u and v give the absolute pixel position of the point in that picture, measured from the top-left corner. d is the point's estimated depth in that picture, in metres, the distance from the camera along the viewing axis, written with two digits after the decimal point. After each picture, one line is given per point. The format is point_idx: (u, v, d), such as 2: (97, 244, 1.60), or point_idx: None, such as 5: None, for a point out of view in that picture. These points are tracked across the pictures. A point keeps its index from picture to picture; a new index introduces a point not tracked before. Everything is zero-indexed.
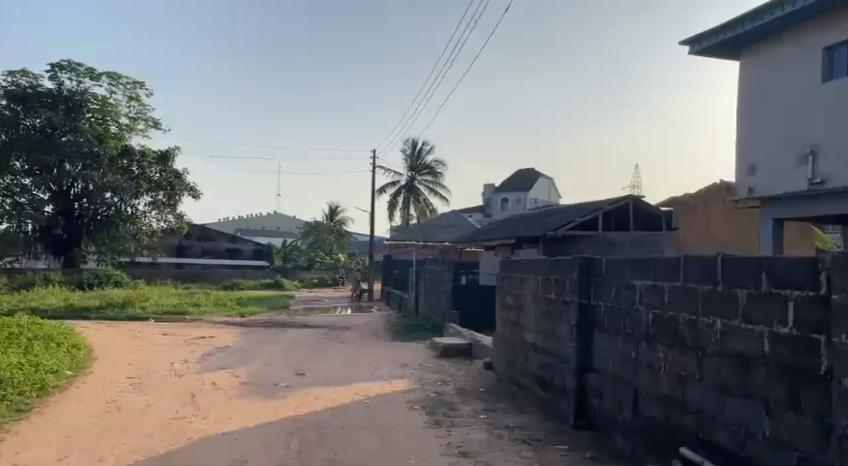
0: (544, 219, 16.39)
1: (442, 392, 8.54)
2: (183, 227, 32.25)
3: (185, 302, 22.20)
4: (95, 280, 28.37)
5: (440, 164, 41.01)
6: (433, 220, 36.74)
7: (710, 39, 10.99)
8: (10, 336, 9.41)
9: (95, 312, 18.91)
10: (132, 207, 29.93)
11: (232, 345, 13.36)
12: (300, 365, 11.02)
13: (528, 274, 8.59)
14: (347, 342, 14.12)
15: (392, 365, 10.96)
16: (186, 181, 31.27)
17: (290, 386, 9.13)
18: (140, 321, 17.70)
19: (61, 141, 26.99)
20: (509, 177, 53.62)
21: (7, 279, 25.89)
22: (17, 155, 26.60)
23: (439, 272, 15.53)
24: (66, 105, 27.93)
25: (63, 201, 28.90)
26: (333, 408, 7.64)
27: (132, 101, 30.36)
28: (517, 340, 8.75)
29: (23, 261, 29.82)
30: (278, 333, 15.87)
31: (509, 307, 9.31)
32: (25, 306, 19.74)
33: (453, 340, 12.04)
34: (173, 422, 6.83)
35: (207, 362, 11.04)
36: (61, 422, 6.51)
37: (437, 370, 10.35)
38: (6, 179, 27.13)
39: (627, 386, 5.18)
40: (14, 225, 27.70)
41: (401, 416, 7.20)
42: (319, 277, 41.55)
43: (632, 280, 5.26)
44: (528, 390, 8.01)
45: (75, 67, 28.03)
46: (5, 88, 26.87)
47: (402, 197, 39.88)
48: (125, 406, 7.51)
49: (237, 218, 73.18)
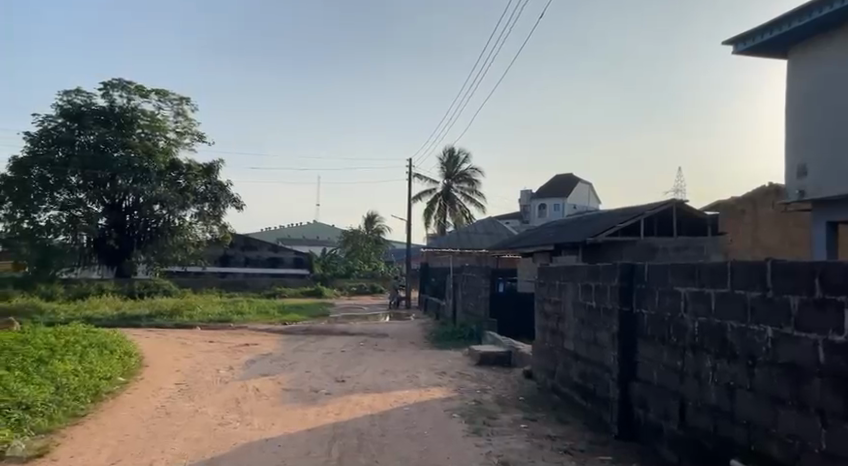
0: (583, 225, 16.20)
1: (481, 401, 8.51)
2: (227, 237, 33.06)
3: (229, 310, 22.74)
4: (144, 289, 29.25)
5: (476, 171, 40.94)
6: (470, 226, 36.63)
7: (771, 31, 10.39)
8: (66, 343, 9.80)
9: (145, 320, 19.52)
10: (180, 218, 30.82)
11: (274, 352, 13.60)
12: (340, 373, 11.15)
13: (567, 281, 8.51)
14: (385, 350, 14.21)
15: (430, 373, 10.98)
16: (230, 193, 32.13)
17: (331, 393, 9.24)
18: (186, 329, 18.17)
19: (113, 158, 27.97)
20: (547, 183, 53.12)
21: (63, 289, 26.96)
22: (72, 171, 27.49)
23: (477, 279, 15.49)
24: (118, 122, 28.90)
25: (115, 214, 29.92)
26: (372, 416, 7.70)
27: (179, 116, 31.26)
28: (556, 348, 8.68)
29: (79, 271, 30.20)
30: (318, 341, 16.08)
31: (548, 315, 9.25)
32: (79, 314, 20.52)
33: (491, 348, 11.97)
34: (218, 428, 6.98)
35: (250, 369, 11.27)
36: (114, 427, 6.72)
37: (475, 378, 10.31)
38: (63, 195, 28.16)
39: (673, 396, 5.10)
40: (70, 237, 28.88)
41: (440, 424, 7.22)
42: (358, 285, 41.90)
43: (676, 286, 5.18)
44: (569, 399, 7.94)
45: (126, 85, 29.08)
46: (61, 107, 28.07)
47: (439, 205, 39.96)
48: (173, 411, 7.72)
49: (278, 228, 74.50)
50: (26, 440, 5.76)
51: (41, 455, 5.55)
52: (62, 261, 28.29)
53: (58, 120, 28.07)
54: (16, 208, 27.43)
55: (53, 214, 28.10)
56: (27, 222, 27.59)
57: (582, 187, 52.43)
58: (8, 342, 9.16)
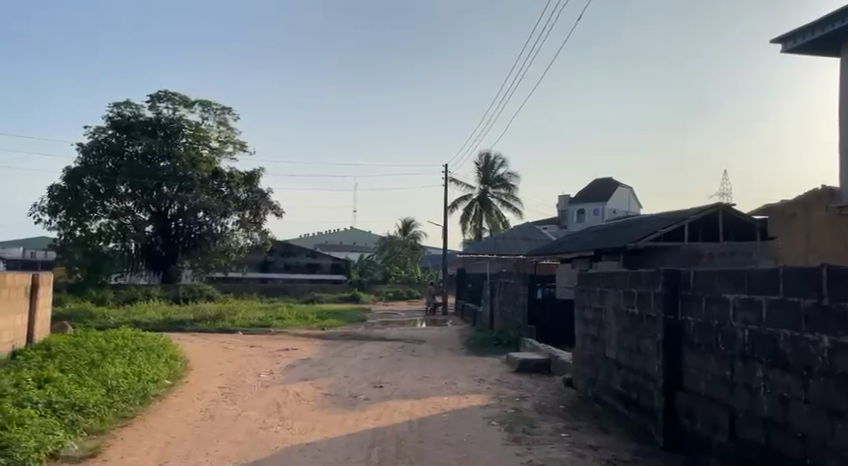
0: (624, 230, 15.93)
1: (520, 409, 8.44)
2: (267, 243, 33.56)
3: (269, 315, 23.10)
4: (189, 294, 29.94)
5: (513, 176, 40.71)
6: (508, 232, 36.38)
7: (822, 28, 10.06)
8: (116, 347, 10.12)
9: (189, 325, 19.99)
10: (222, 225, 31.46)
11: (313, 357, 13.75)
12: (378, 378, 11.21)
13: (609, 287, 8.40)
14: (422, 356, 14.23)
15: (468, 379, 10.94)
16: (271, 200, 32.65)
17: (369, 399, 9.30)
18: (228, 334, 18.53)
19: (159, 167, 28.87)
20: (586, 188, 52.42)
21: (112, 294, 27.89)
22: (122, 181, 28.30)
23: (515, 285, 15.39)
24: (164, 132, 29.72)
25: (161, 222, 30.69)
26: (410, 422, 7.72)
27: (221, 126, 31.97)
28: (597, 356, 8.56)
29: (128, 277, 31.22)
30: (356, 346, 16.20)
31: (589, 322, 9.13)
32: (127, 319, 21.16)
33: (530, 355, 11.86)
34: (260, 431, 7.09)
35: (291, 374, 11.43)
36: (160, 430, 6.89)
37: (514, 385, 10.23)
38: (113, 204, 29.03)
39: (723, 407, 4.98)
40: (120, 244, 29.60)
41: (479, 431, 7.18)
42: (394, 291, 42.05)
43: (723, 293, 5.07)
44: (611, 409, 7.81)
45: (172, 96, 29.92)
46: (111, 119, 29.08)
47: (475, 210, 39.85)
48: (217, 414, 7.88)
49: (315, 235, 75.47)
50: (79, 440, 5.94)
51: (93, 455, 5.73)
52: (111, 268, 29.33)
53: (108, 131, 29.00)
54: (70, 217, 28.25)
55: (103, 222, 28.97)
56: (80, 230, 28.51)
57: (623, 192, 51.53)
58: (62, 345, 9.50)
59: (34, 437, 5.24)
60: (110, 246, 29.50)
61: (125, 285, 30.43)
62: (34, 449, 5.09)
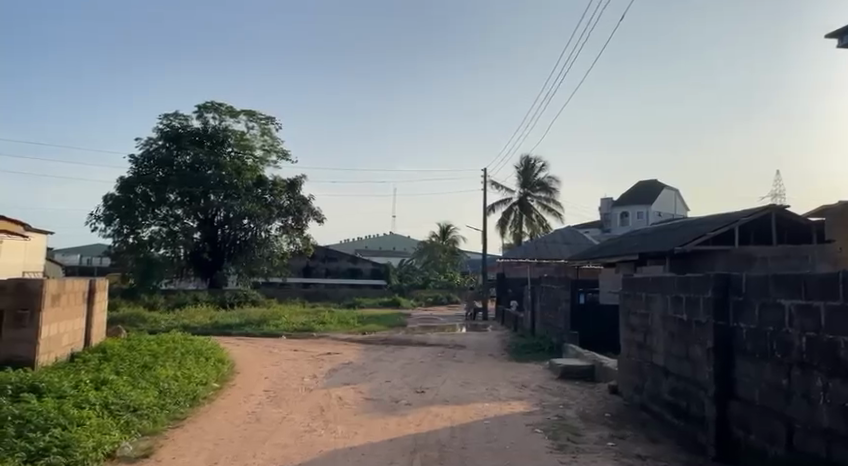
0: (670, 234, 15.59)
1: (564, 416, 8.34)
2: (309, 249, 34.04)
3: (312, 320, 23.43)
4: (235, 299, 30.60)
5: (553, 180, 40.29)
6: (550, 236, 36.00)
7: None
8: (167, 350, 10.41)
9: (235, 329, 20.41)
10: (266, 231, 32.13)
11: (355, 362, 13.88)
12: (420, 383, 11.23)
13: (656, 292, 8.22)
14: (463, 361, 14.20)
15: (509, 386, 10.86)
16: (312, 206, 33.16)
17: (410, 404, 9.33)
18: (272, 338, 18.85)
19: (207, 175, 29.52)
20: (629, 190, 51.50)
21: (164, 300, 28.77)
22: (171, 190, 29.21)
23: (556, 290, 15.21)
24: (210, 142, 30.48)
25: (208, 229, 31.40)
26: (452, 428, 7.71)
27: (265, 134, 32.61)
28: (644, 363, 8.40)
29: (177, 282, 32.10)
30: (397, 351, 16.26)
31: (635, 328, 8.96)
32: (177, 323, 21.76)
33: (573, 361, 11.71)
34: (305, 435, 7.18)
35: (333, 378, 11.55)
36: (209, 432, 7.04)
37: (557, 392, 10.11)
38: (163, 210, 29.91)
39: (779, 417, 4.82)
40: (170, 251, 30.38)
41: (522, 439, 7.11)
42: (434, 295, 42.04)
43: (778, 299, 4.92)
44: (659, 417, 7.63)
45: (218, 107, 30.69)
46: (161, 130, 30.00)
47: (514, 215, 39.62)
48: (263, 417, 8.01)
49: (356, 240, 76.29)
50: (134, 441, 6.12)
51: (147, 456, 5.88)
52: (161, 273, 29.85)
53: (158, 142, 29.88)
54: (124, 225, 29.21)
55: (155, 229, 29.95)
56: (133, 237, 29.56)
57: (668, 194, 50.42)
58: (117, 349, 9.82)
59: (91, 438, 5.41)
60: (160, 252, 30.21)
61: (174, 291, 31.28)
62: (93, 449, 5.27)
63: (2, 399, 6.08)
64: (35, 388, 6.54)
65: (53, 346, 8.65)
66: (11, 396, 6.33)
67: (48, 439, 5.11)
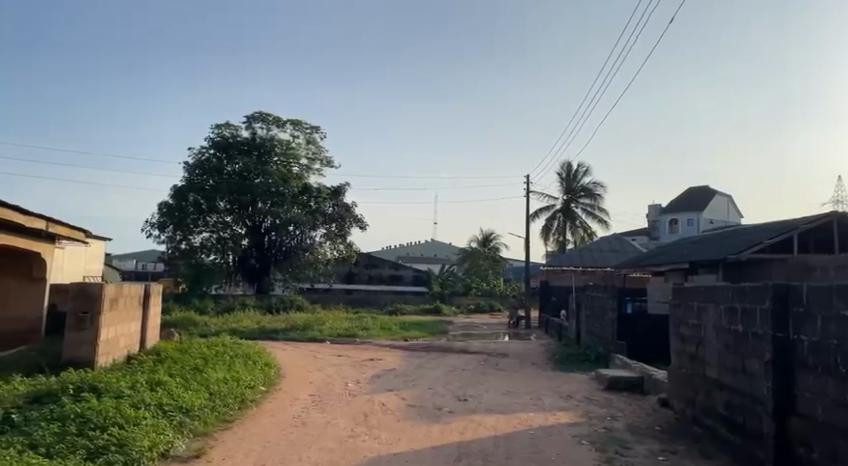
0: (722, 242, 15.12)
1: (612, 428, 8.15)
2: (352, 255, 34.34)
3: (356, 326, 23.57)
4: (281, 304, 31.12)
5: (598, 186, 39.64)
6: (595, 243, 35.35)
7: None
8: (216, 353, 10.67)
9: (281, 334, 20.73)
10: (311, 238, 32.60)
11: (397, 368, 13.91)
12: (462, 391, 11.17)
13: (708, 302, 7.97)
14: (506, 370, 14.06)
15: (554, 396, 10.69)
16: (355, 213, 33.50)
17: (453, 412, 9.28)
18: (316, 343, 19.08)
19: (254, 183, 30.13)
20: (678, 197, 50.24)
21: (213, 304, 29.43)
22: (222, 198, 29.80)
23: (603, 299, 14.89)
24: (258, 151, 31.12)
25: (256, 235, 32.00)
26: (496, 437, 7.63)
27: (310, 143, 33.13)
28: (696, 376, 8.14)
29: (226, 287, 32.85)
30: (439, 358, 16.21)
31: (686, 339, 8.71)
32: (225, 327, 22.22)
33: (621, 372, 11.43)
34: (349, 440, 7.22)
35: (376, 384, 11.60)
36: (256, 434, 7.14)
37: (604, 404, 9.90)
38: (213, 218, 30.62)
39: (845, 435, 4.61)
40: (220, 257, 31.26)
41: (569, 450, 6.98)
42: (476, 303, 41.80)
43: (842, 311, 4.71)
44: (713, 432, 7.39)
45: (265, 117, 31.34)
46: (213, 139, 30.82)
47: (558, 222, 39.18)
48: (308, 421, 8.10)
49: (397, 246, 76.79)
50: (186, 441, 6.27)
51: (198, 456, 6.01)
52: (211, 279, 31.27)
53: (209, 151, 30.73)
54: (176, 232, 30.28)
55: (206, 236, 30.89)
56: (185, 243, 30.68)
57: (720, 200, 48.94)
58: (170, 351, 10.10)
59: (146, 437, 5.56)
60: (210, 257, 31.28)
61: (223, 296, 32.08)
62: (148, 447, 5.42)
63: (63, 398, 6.32)
64: (94, 388, 6.76)
65: (112, 348, 8.96)
66: (72, 395, 6.56)
67: (106, 437, 5.28)
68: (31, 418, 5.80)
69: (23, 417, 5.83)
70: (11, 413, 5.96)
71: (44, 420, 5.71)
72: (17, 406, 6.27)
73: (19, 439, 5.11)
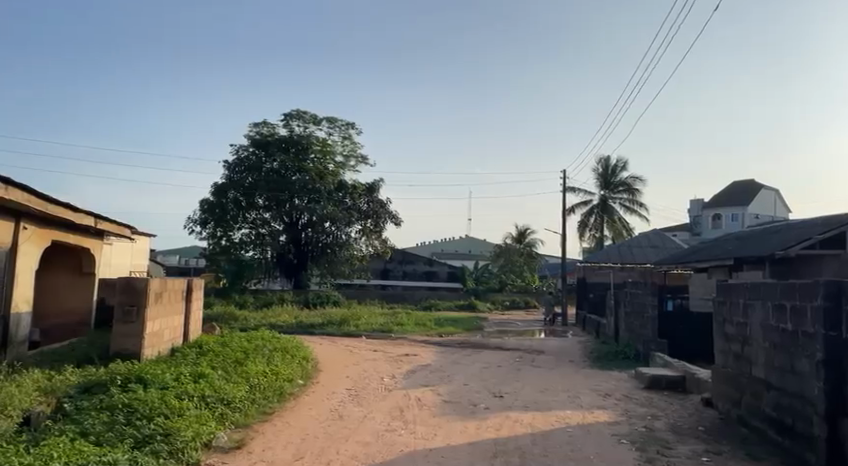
0: (769, 238, 14.62)
1: (653, 428, 7.97)
2: (387, 251, 34.44)
3: (390, 321, 23.66)
4: (317, 300, 31.45)
5: (637, 181, 38.90)
6: (635, 238, 34.68)
7: None
8: (255, 346, 10.83)
9: (318, 328, 20.95)
10: (346, 234, 32.83)
11: (432, 364, 13.90)
12: (499, 388, 11.09)
13: (754, 300, 7.74)
14: (542, 367, 13.90)
15: (593, 394, 10.54)
16: (390, 209, 33.58)
17: (489, 408, 9.23)
18: (352, 338, 19.20)
19: (291, 180, 30.56)
20: (722, 192, 48.95)
21: (252, 299, 29.91)
22: (260, 195, 30.39)
23: (642, 296, 14.59)
24: (296, 148, 31.40)
25: (293, 231, 32.36)
26: (533, 434, 7.52)
27: (346, 140, 33.36)
28: (742, 376, 7.91)
29: (264, 282, 33.34)
30: (474, 354, 16.15)
31: (730, 338, 8.48)
32: (264, 321, 22.62)
33: (663, 371, 11.19)
34: (386, 434, 7.23)
35: (411, 379, 11.61)
36: (295, 426, 7.21)
37: (644, 403, 9.70)
38: (252, 214, 31.34)
39: None
40: (258, 252, 32.06)
41: (608, 449, 6.84)
42: (511, 299, 41.52)
43: None
44: (759, 433, 7.19)
45: (302, 114, 31.69)
46: (252, 137, 31.34)
47: (595, 217, 38.62)
48: (345, 415, 8.14)
49: (432, 242, 76.80)
50: (228, 433, 6.37)
51: (239, 447, 6.08)
52: (251, 274, 31.89)
53: (249, 149, 31.25)
54: (217, 228, 31.06)
55: (245, 232, 31.57)
56: (225, 239, 31.41)
57: (766, 195, 47.47)
58: (212, 345, 10.29)
59: (190, 428, 5.66)
60: (249, 253, 32.00)
61: (262, 291, 32.60)
62: (192, 438, 5.51)
63: (112, 389, 6.49)
64: (140, 379, 6.93)
65: (157, 341, 9.16)
66: (120, 386, 6.73)
67: (153, 427, 5.40)
68: (81, 407, 5.97)
69: (74, 406, 5.99)
70: (63, 402, 6.15)
71: (93, 409, 5.86)
72: (69, 395, 6.47)
73: (70, 428, 5.26)
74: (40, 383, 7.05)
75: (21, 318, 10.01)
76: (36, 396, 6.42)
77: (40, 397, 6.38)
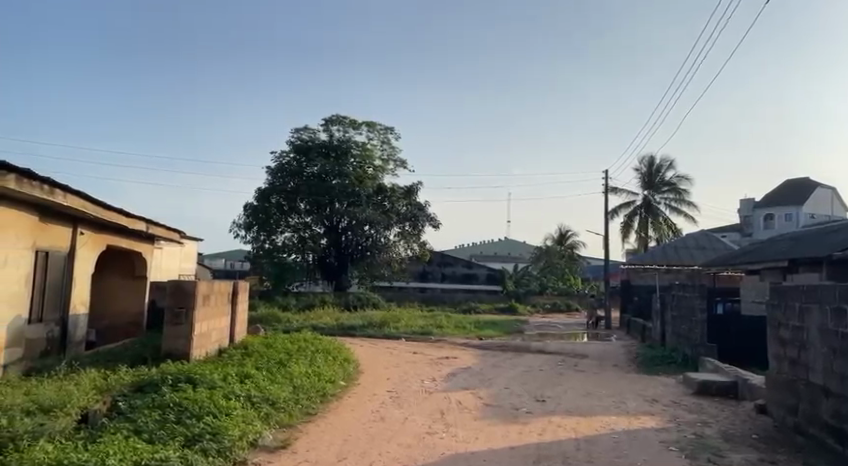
0: (826, 239, 13.97)
1: (703, 435, 7.70)
2: (426, 254, 34.40)
3: (431, 324, 23.61)
4: (358, 302, 31.63)
5: (683, 180, 37.93)
6: (681, 239, 33.77)
7: None
8: (298, 348, 10.93)
9: (359, 330, 21.08)
10: (385, 237, 32.90)
11: (472, 367, 13.79)
12: (541, 392, 10.90)
13: (811, 302, 7.41)
14: (586, 371, 13.63)
15: (639, 399, 10.26)
16: (428, 213, 33.49)
17: (531, 412, 9.08)
18: (392, 340, 19.25)
19: (331, 185, 30.91)
20: (774, 190, 47.31)
21: (294, 301, 30.31)
22: (302, 199, 30.93)
23: (690, 299, 14.16)
24: (335, 153, 31.78)
25: (333, 235, 32.68)
26: (577, 440, 7.35)
27: (385, 144, 33.52)
28: (798, 382, 7.58)
29: (306, 285, 33.73)
30: (515, 358, 15.97)
31: (786, 342, 8.13)
32: (307, 323, 22.87)
33: (713, 376, 10.82)
34: (427, 437, 7.17)
35: (452, 382, 11.53)
36: (338, 428, 7.21)
37: (694, 409, 9.39)
38: (294, 219, 31.80)
39: None
40: (300, 256, 32.34)
41: (657, 456, 6.65)
42: (552, 302, 40.99)
43: None
44: (817, 442, 6.86)
45: (342, 120, 31.98)
46: (293, 143, 31.82)
47: (639, 218, 37.83)
48: (386, 417, 8.12)
49: (471, 244, 76.60)
50: (273, 432, 6.43)
51: (284, 447, 6.11)
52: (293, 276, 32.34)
53: (290, 154, 31.73)
54: (261, 232, 31.61)
55: (287, 236, 32.01)
56: (268, 243, 31.95)
57: (822, 193, 45.68)
58: (257, 346, 10.43)
59: (238, 426, 5.73)
60: (291, 257, 32.41)
61: (304, 293, 32.99)
62: (239, 437, 5.59)
63: (164, 388, 6.61)
64: (190, 379, 7.05)
65: (205, 342, 9.33)
66: (171, 385, 6.86)
67: (202, 426, 5.49)
68: (134, 405, 6.09)
69: (128, 404, 6.12)
70: (118, 400, 6.31)
71: (147, 408, 5.97)
72: (123, 394, 6.63)
73: (125, 425, 5.37)
74: (96, 381, 7.26)
75: (79, 320, 10.36)
76: (93, 394, 6.61)
77: (96, 396, 6.55)
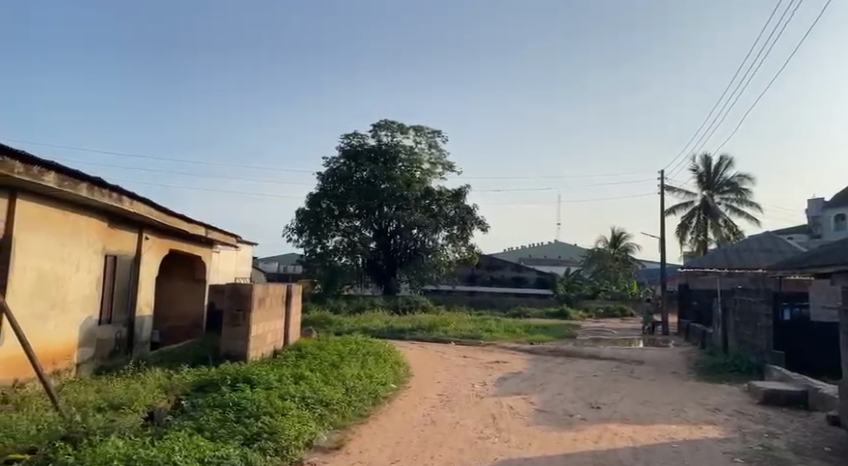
0: None
1: (771, 447, 7.31)
2: (474, 257, 34.26)
3: (480, 328, 23.43)
4: (407, 305, 31.71)
5: (744, 179, 36.53)
6: (742, 242, 32.47)
7: None
8: (349, 350, 10.99)
9: (409, 333, 21.09)
10: (434, 240, 32.84)
11: (524, 372, 13.56)
12: (596, 398, 10.61)
13: None
14: (643, 378, 13.20)
15: (700, 408, 9.85)
16: (477, 216, 33.24)
17: (586, 419, 8.84)
18: (442, 343, 19.17)
19: (380, 189, 31.12)
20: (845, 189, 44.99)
21: (345, 304, 30.63)
22: (351, 204, 31.30)
23: (754, 303, 13.54)
24: (384, 158, 31.98)
25: (382, 239, 32.87)
26: (635, 448, 7.09)
27: (432, 148, 33.52)
28: None
29: (356, 288, 34.05)
30: (568, 363, 15.65)
31: None
32: (357, 325, 23.04)
33: (780, 385, 10.29)
34: (479, 441, 7.06)
35: (503, 386, 11.37)
36: (390, 430, 7.18)
37: (760, 419, 8.95)
38: (344, 223, 32.38)
39: None
40: (351, 260, 32.59)
41: None
42: (605, 306, 40.07)
43: None
44: None
45: (390, 124, 32.18)
46: (343, 148, 32.21)
47: (696, 219, 36.69)
48: (437, 420, 8.05)
49: (521, 247, 75.80)
50: (327, 433, 6.47)
51: (338, 447, 6.13)
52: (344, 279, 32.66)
53: (340, 159, 32.08)
54: (312, 237, 32.23)
55: (338, 240, 32.44)
56: (320, 247, 32.47)
57: None
58: (311, 348, 10.54)
59: (294, 427, 5.79)
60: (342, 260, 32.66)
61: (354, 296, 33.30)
62: (295, 437, 5.65)
63: (223, 388, 6.72)
64: (248, 379, 7.15)
65: (261, 344, 9.49)
66: (230, 385, 6.97)
67: (260, 425, 5.55)
68: (196, 404, 6.22)
69: (190, 403, 6.25)
70: (181, 399, 6.46)
71: (208, 406, 6.08)
72: (185, 393, 6.79)
73: (189, 423, 5.47)
74: (160, 381, 7.46)
75: (143, 321, 10.70)
76: (158, 392, 6.79)
77: (160, 394, 6.72)
